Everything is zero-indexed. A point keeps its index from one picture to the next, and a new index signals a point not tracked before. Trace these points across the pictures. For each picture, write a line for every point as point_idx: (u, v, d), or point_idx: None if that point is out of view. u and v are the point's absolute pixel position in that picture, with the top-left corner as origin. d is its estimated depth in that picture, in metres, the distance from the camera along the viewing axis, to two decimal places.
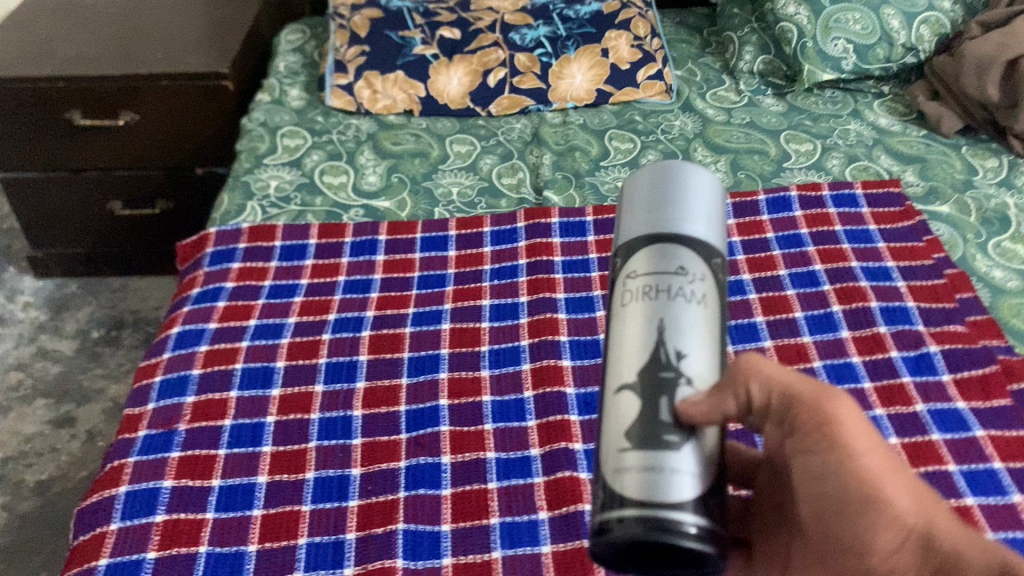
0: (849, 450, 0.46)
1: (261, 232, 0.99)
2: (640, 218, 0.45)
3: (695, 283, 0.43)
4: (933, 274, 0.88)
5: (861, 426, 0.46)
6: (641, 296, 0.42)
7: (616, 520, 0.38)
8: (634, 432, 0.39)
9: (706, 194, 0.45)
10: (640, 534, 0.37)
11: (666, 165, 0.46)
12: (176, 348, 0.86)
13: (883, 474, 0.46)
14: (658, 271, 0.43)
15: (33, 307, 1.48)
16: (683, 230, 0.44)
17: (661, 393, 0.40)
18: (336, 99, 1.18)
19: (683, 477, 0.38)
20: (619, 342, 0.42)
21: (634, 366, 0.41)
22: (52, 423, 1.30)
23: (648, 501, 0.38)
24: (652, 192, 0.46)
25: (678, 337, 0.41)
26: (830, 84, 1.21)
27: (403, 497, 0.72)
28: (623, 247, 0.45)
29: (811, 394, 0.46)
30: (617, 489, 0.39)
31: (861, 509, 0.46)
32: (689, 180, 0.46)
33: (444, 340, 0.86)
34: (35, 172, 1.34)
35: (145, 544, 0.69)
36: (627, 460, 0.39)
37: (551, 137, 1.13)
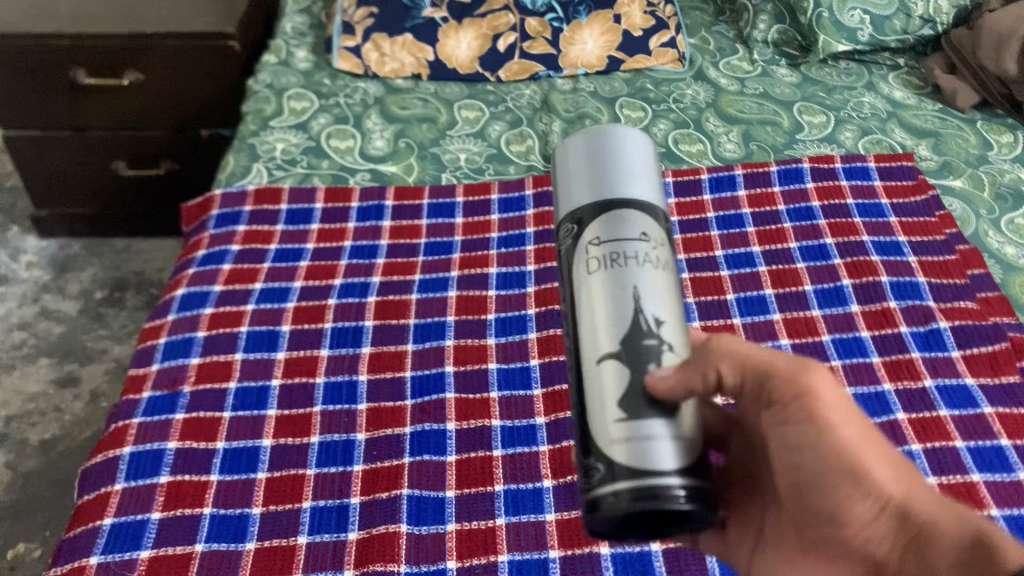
0: (826, 423, 0.44)
1: (267, 195, 0.98)
2: (589, 184, 0.43)
3: (655, 247, 0.42)
4: (945, 250, 0.87)
5: (839, 397, 0.45)
6: (607, 264, 0.41)
7: (609, 495, 0.37)
8: (618, 402, 0.39)
9: (648, 158, 0.45)
10: (632, 506, 0.37)
11: (605, 129, 0.45)
12: (181, 310, 0.85)
13: (863, 445, 0.44)
14: (615, 238, 0.42)
15: (36, 267, 1.48)
16: (636, 195, 0.43)
17: (644, 360, 0.39)
18: (343, 62, 1.16)
19: (669, 443, 0.38)
20: (591, 313, 0.41)
21: (613, 334, 0.40)
22: (55, 383, 1.30)
23: (638, 471, 0.37)
24: (595, 157, 0.44)
25: (648, 303, 0.40)
26: (845, 55, 1.19)
27: (408, 462, 0.72)
28: (574, 215, 0.44)
29: (788, 366, 0.45)
30: (608, 462, 0.38)
31: (839, 480, 0.45)
32: (631, 141, 0.44)
33: (451, 307, 0.85)
34: (38, 131, 1.33)
35: (150, 505, 0.69)
36: (615, 431, 0.38)
37: (561, 104, 1.11)
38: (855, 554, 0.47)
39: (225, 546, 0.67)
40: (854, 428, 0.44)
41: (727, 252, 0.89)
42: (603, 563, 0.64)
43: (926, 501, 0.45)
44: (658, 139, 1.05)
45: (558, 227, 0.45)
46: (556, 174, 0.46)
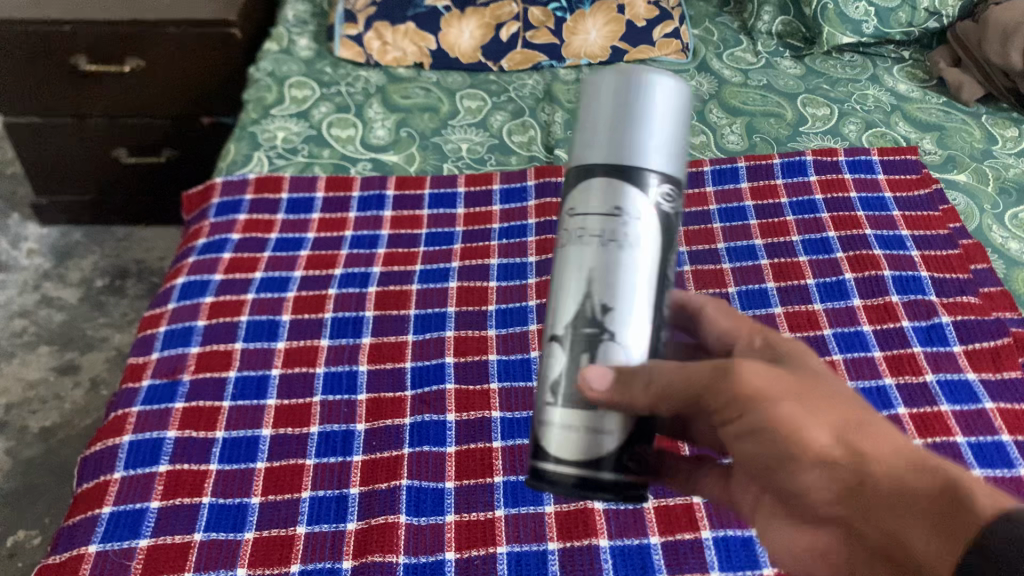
0: (756, 412, 0.41)
1: (267, 183, 0.98)
2: (584, 141, 0.44)
3: (627, 224, 0.42)
4: (948, 244, 0.86)
5: (767, 382, 0.41)
6: (574, 238, 0.43)
7: (546, 473, 0.43)
8: (561, 389, 0.43)
9: (656, 112, 0.42)
10: (564, 490, 0.42)
11: (618, 74, 0.43)
12: (181, 298, 0.85)
13: (803, 419, 0.40)
14: (596, 211, 0.42)
15: (37, 255, 1.48)
16: (623, 160, 0.42)
17: (584, 350, 0.42)
18: (345, 50, 1.16)
19: (603, 440, 0.42)
20: (554, 284, 0.44)
21: (564, 316, 0.43)
22: (56, 371, 1.30)
23: (572, 461, 0.42)
24: (597, 108, 0.43)
25: (604, 292, 0.42)
26: (849, 47, 1.18)
27: (408, 453, 0.71)
28: (570, 168, 0.44)
29: (708, 376, 0.41)
30: (549, 442, 0.43)
31: (780, 460, 0.41)
32: (649, 93, 0.42)
33: (451, 298, 0.85)
34: (38, 118, 1.32)
35: (149, 493, 0.69)
36: (560, 418, 0.42)
37: (564, 95, 1.11)
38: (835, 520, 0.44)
39: (223, 535, 0.66)
40: (791, 403, 0.41)
41: (729, 245, 0.89)
42: (602, 556, 0.64)
43: (882, 447, 0.40)
44: None
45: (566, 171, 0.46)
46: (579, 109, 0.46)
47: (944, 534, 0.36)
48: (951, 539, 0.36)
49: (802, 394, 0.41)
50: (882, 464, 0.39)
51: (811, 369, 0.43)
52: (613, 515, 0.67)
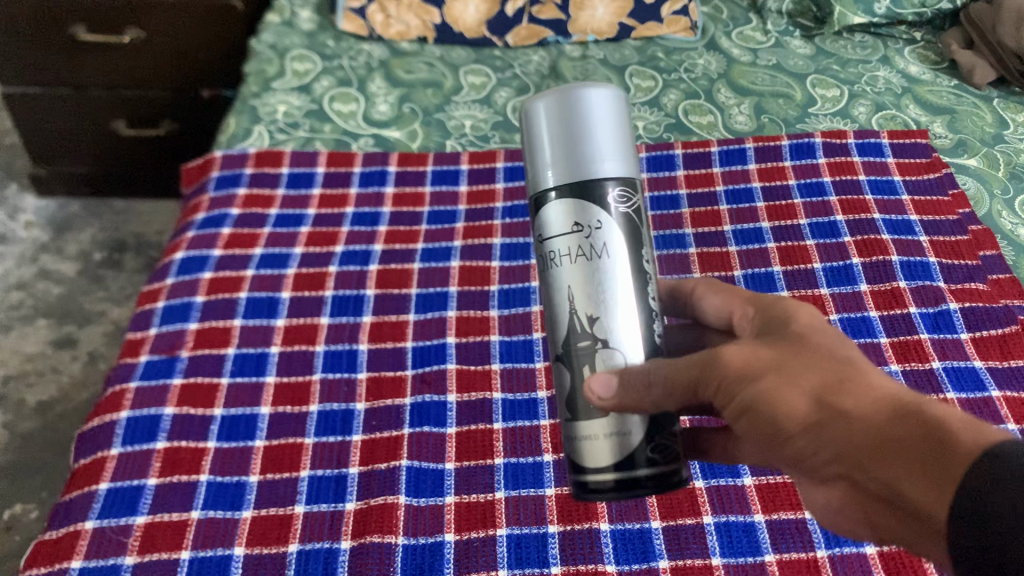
0: (743, 393, 0.40)
1: (268, 158, 0.96)
2: (533, 169, 0.44)
3: (590, 235, 0.42)
4: (957, 230, 0.85)
5: (747, 359, 0.40)
6: (547, 262, 0.44)
7: (588, 486, 0.43)
8: (574, 404, 0.43)
9: (586, 120, 0.42)
10: (608, 497, 0.42)
11: (543, 98, 0.43)
12: (180, 274, 0.84)
13: (783, 388, 0.39)
14: (561, 232, 0.43)
15: (35, 226, 1.46)
16: (570, 176, 0.42)
17: (582, 364, 0.43)
18: (347, 23, 1.14)
19: (628, 439, 0.42)
20: (546, 308, 0.45)
21: (561, 337, 0.44)
22: (53, 344, 1.29)
23: (608, 468, 0.42)
24: (532, 136, 0.44)
25: (586, 303, 0.42)
26: (860, 27, 1.16)
27: (408, 434, 0.71)
28: (531, 197, 0.45)
29: (692, 369, 0.41)
30: (582, 456, 0.43)
31: (771, 432, 0.40)
32: (577, 110, 0.42)
33: (453, 278, 0.84)
34: (37, 87, 1.30)
35: (146, 470, 0.68)
36: (588, 430, 0.43)
37: (569, 71, 1.10)
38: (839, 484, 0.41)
39: (221, 513, 0.66)
40: (771, 376, 0.40)
41: (736, 227, 0.88)
42: (602, 539, 0.63)
43: (863, 399, 0.37)
44: (668, 110, 1.03)
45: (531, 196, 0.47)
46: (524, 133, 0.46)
47: (931, 484, 0.33)
48: (940, 483, 0.33)
49: (782, 365, 0.40)
50: (865, 416, 0.37)
51: (792, 333, 0.41)
52: None
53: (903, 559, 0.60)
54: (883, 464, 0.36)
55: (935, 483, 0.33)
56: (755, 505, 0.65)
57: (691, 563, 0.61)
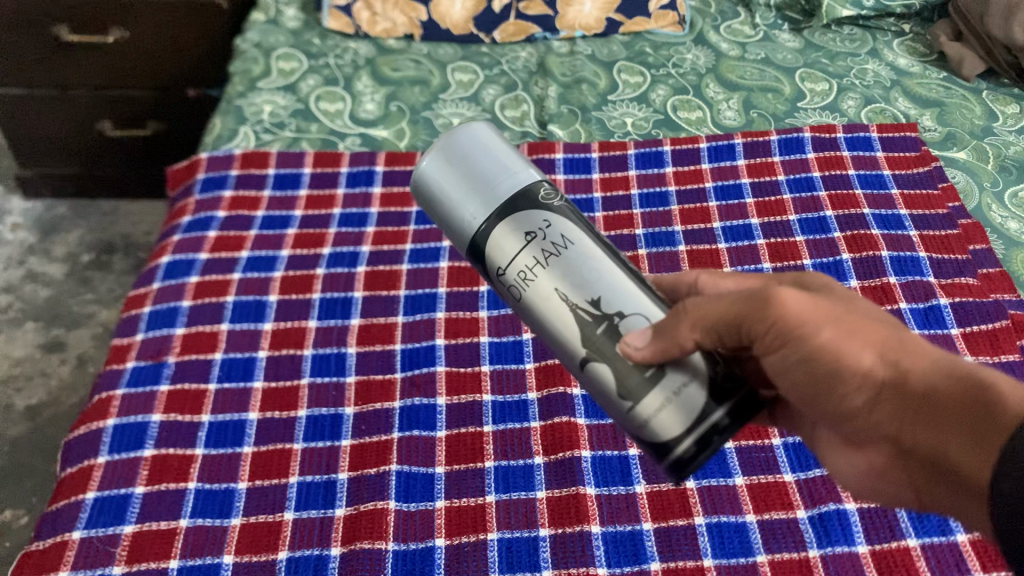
0: (801, 340, 0.42)
1: (254, 159, 0.95)
2: (459, 218, 0.46)
3: (547, 233, 0.44)
4: (947, 224, 0.85)
5: (808, 308, 0.42)
6: (523, 282, 0.44)
7: (681, 459, 0.41)
8: (622, 391, 0.42)
9: (478, 154, 0.46)
10: (704, 455, 0.41)
11: (428, 162, 0.46)
12: (166, 278, 0.83)
13: (842, 342, 0.42)
14: (522, 249, 0.44)
15: (21, 228, 1.45)
16: (496, 200, 0.45)
17: (608, 348, 0.43)
18: (333, 21, 1.12)
19: (688, 388, 0.42)
20: (545, 330, 0.45)
21: (574, 340, 0.43)
22: (42, 348, 1.28)
23: (689, 426, 0.41)
24: (443, 194, 0.46)
25: (581, 288, 0.43)
26: (849, 20, 1.16)
27: (397, 438, 0.70)
28: (468, 249, 0.46)
29: (745, 309, 0.42)
30: (661, 434, 0.42)
31: (827, 384, 0.44)
32: (466, 149, 0.46)
33: (442, 279, 0.83)
34: (20, 89, 1.29)
35: (133, 479, 0.68)
36: (649, 407, 0.42)
37: (558, 68, 1.09)
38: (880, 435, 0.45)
39: (210, 521, 0.65)
40: (830, 329, 0.42)
41: (725, 224, 0.87)
42: (594, 542, 0.63)
43: (921, 360, 0.42)
44: (656, 106, 1.03)
45: (467, 258, 0.47)
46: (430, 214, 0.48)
47: (981, 445, 0.38)
48: (986, 446, 0.37)
49: (839, 319, 0.43)
50: (925, 377, 0.41)
51: (839, 295, 0.45)
52: (605, 500, 0.66)
53: (895, 557, 0.60)
54: (942, 426, 0.40)
55: (984, 446, 0.37)
56: (747, 505, 0.65)
57: (682, 564, 0.61)
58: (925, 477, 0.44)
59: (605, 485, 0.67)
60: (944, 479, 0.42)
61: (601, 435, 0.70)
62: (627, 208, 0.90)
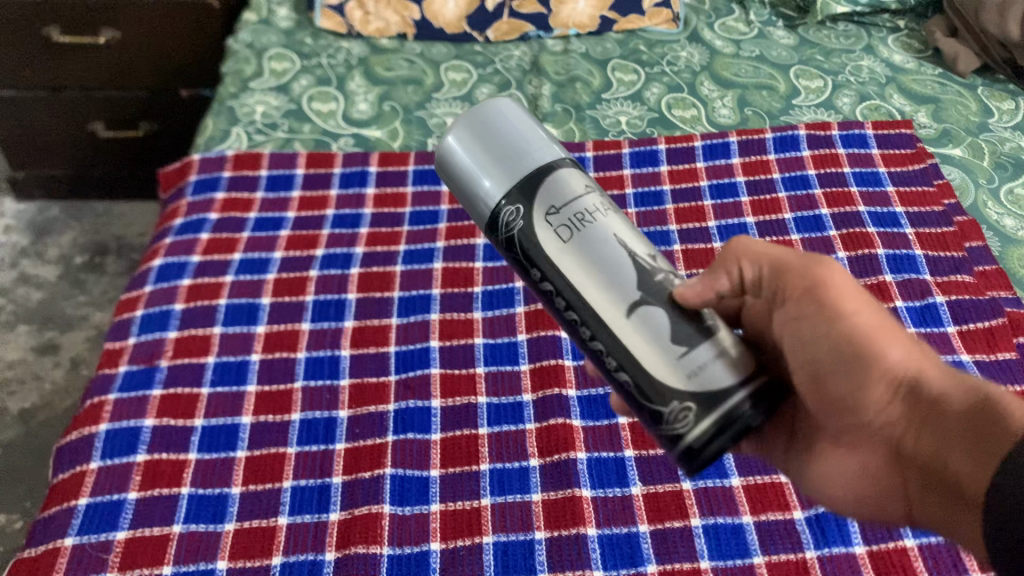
0: (838, 313, 0.45)
1: (246, 160, 0.95)
2: (511, 162, 0.44)
3: (595, 194, 0.45)
4: (943, 221, 0.85)
5: (851, 289, 0.46)
6: (573, 229, 0.44)
7: (705, 432, 0.40)
8: (667, 345, 0.42)
9: (524, 116, 0.46)
10: (729, 433, 0.40)
11: (476, 112, 0.46)
12: (158, 281, 0.83)
13: (874, 329, 0.45)
14: (578, 198, 0.44)
15: (13, 231, 1.44)
16: (547, 156, 0.45)
17: (662, 297, 0.43)
18: (325, 20, 1.12)
19: (723, 362, 0.41)
20: (586, 278, 0.43)
21: (628, 284, 0.43)
22: (35, 350, 1.27)
23: (720, 398, 0.40)
24: (488, 142, 0.45)
25: (637, 242, 0.44)
26: (843, 16, 1.15)
27: (391, 441, 0.70)
28: (507, 199, 0.44)
29: (800, 262, 0.47)
30: (691, 401, 0.41)
31: (847, 367, 0.45)
32: (519, 108, 0.46)
33: (436, 280, 0.83)
34: (11, 91, 1.28)
35: (126, 484, 0.67)
36: (684, 370, 0.41)
37: (551, 66, 1.08)
38: (879, 439, 0.46)
39: (204, 526, 0.65)
40: (866, 315, 0.45)
41: (720, 223, 0.87)
42: (590, 545, 0.63)
43: (938, 371, 0.44)
44: (650, 104, 1.02)
45: (494, 214, 0.45)
46: (453, 176, 0.46)
47: (980, 453, 0.38)
48: (986, 457, 0.38)
49: (879, 310, 0.46)
50: (939, 385, 0.43)
51: None
52: (601, 502, 0.65)
53: (893, 557, 0.60)
54: (947, 436, 0.41)
55: (985, 455, 0.38)
56: (743, 506, 0.64)
57: (679, 566, 0.61)
58: (915, 489, 0.44)
59: (602, 487, 0.66)
60: (935, 491, 0.42)
61: (597, 436, 0.70)
62: (622, 207, 0.90)
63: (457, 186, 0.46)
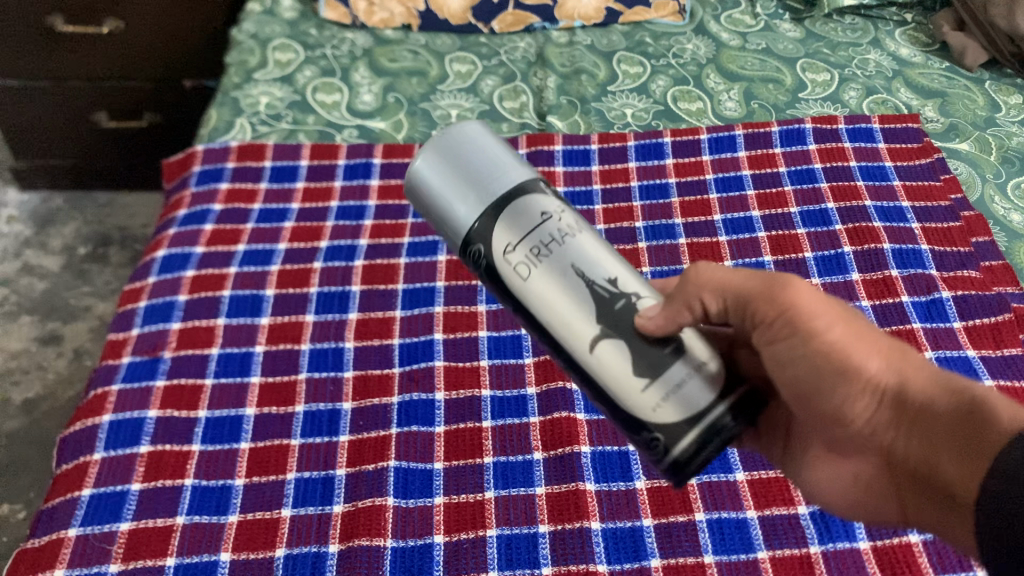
0: (811, 331, 0.44)
1: (250, 151, 0.94)
2: (470, 199, 0.44)
3: (560, 217, 0.45)
4: (950, 216, 0.84)
5: (819, 303, 0.44)
6: (535, 259, 0.43)
7: (682, 452, 0.41)
8: (634, 372, 0.42)
9: (486, 144, 0.45)
10: (706, 450, 0.41)
11: (434, 144, 0.45)
12: (162, 272, 0.83)
13: (850, 342, 0.44)
14: (537, 228, 0.44)
15: (17, 221, 1.44)
16: (510, 182, 0.45)
17: (626, 323, 0.42)
18: (329, 11, 1.11)
19: (692, 382, 0.41)
20: (550, 309, 0.43)
21: (587, 316, 0.42)
22: (38, 341, 1.27)
23: (692, 419, 0.41)
24: (450, 175, 0.45)
25: (597, 266, 0.43)
26: (851, 9, 1.14)
27: (395, 434, 0.70)
28: (470, 232, 0.44)
29: (761, 287, 0.45)
30: (664, 424, 0.41)
31: (828, 383, 0.44)
32: (478, 136, 0.46)
33: (440, 272, 0.83)
34: (15, 80, 1.27)
35: (129, 476, 0.67)
36: (654, 394, 0.41)
37: (556, 58, 1.08)
38: (870, 444, 0.46)
39: (207, 518, 0.65)
40: (841, 328, 0.44)
41: (726, 216, 0.87)
42: (593, 539, 0.62)
43: (920, 372, 0.44)
44: (656, 96, 1.02)
45: (462, 251, 0.46)
46: (423, 204, 0.46)
47: (969, 458, 0.39)
48: (975, 459, 0.38)
49: (850, 319, 0.45)
50: (922, 388, 0.43)
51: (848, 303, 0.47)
52: (604, 496, 0.65)
53: (897, 553, 0.60)
54: (937, 440, 0.41)
55: (973, 458, 0.38)
56: (747, 501, 0.64)
57: (683, 561, 0.61)
58: (911, 492, 0.45)
59: (605, 481, 0.66)
60: (929, 494, 0.42)
61: (601, 430, 0.69)
62: (626, 201, 0.90)
63: (428, 217, 0.47)
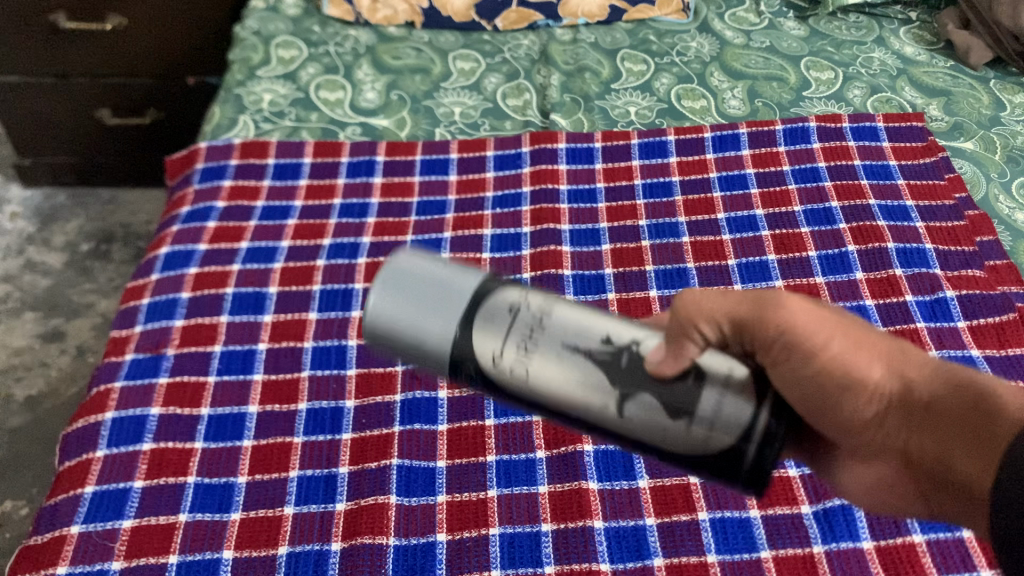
0: (812, 350, 0.42)
1: (253, 148, 0.94)
2: (438, 323, 0.42)
3: (527, 301, 0.43)
4: (954, 215, 0.84)
5: (814, 318, 0.43)
6: (526, 354, 0.41)
7: (754, 457, 0.40)
8: (669, 417, 0.40)
9: (427, 265, 0.43)
10: (773, 453, 0.40)
11: (377, 287, 0.43)
12: (164, 270, 0.83)
13: (850, 353, 0.43)
14: (514, 323, 0.42)
15: (21, 218, 1.44)
16: (468, 292, 0.42)
17: (641, 373, 0.41)
18: (333, 8, 1.11)
19: (729, 399, 0.40)
20: (563, 389, 0.41)
21: (598, 386, 0.41)
22: (41, 338, 1.28)
23: (748, 432, 0.39)
24: (410, 310, 0.42)
25: (587, 330, 0.42)
26: (855, 7, 1.14)
27: (398, 432, 0.70)
28: (454, 356, 0.42)
29: (752, 307, 0.42)
30: (724, 447, 0.40)
31: (835, 401, 0.43)
32: (416, 260, 0.43)
33: None
34: (18, 76, 1.27)
35: (132, 472, 0.67)
36: (701, 427, 0.40)
37: (560, 56, 1.08)
38: (884, 447, 0.46)
39: (209, 516, 0.65)
40: (840, 338, 0.43)
41: (729, 215, 0.86)
42: (596, 537, 0.62)
43: (924, 369, 0.44)
44: (659, 95, 1.02)
45: (451, 376, 0.43)
46: (396, 351, 0.43)
47: (981, 454, 0.39)
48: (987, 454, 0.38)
49: (846, 329, 0.44)
50: (927, 386, 0.43)
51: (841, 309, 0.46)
52: (608, 495, 0.65)
53: (901, 553, 0.60)
54: (947, 436, 0.41)
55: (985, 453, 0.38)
56: (750, 500, 0.64)
57: (686, 560, 0.61)
58: (929, 490, 0.44)
59: (608, 479, 0.66)
60: (946, 491, 0.42)
61: None
62: (630, 199, 0.89)
63: (405, 358, 0.44)
